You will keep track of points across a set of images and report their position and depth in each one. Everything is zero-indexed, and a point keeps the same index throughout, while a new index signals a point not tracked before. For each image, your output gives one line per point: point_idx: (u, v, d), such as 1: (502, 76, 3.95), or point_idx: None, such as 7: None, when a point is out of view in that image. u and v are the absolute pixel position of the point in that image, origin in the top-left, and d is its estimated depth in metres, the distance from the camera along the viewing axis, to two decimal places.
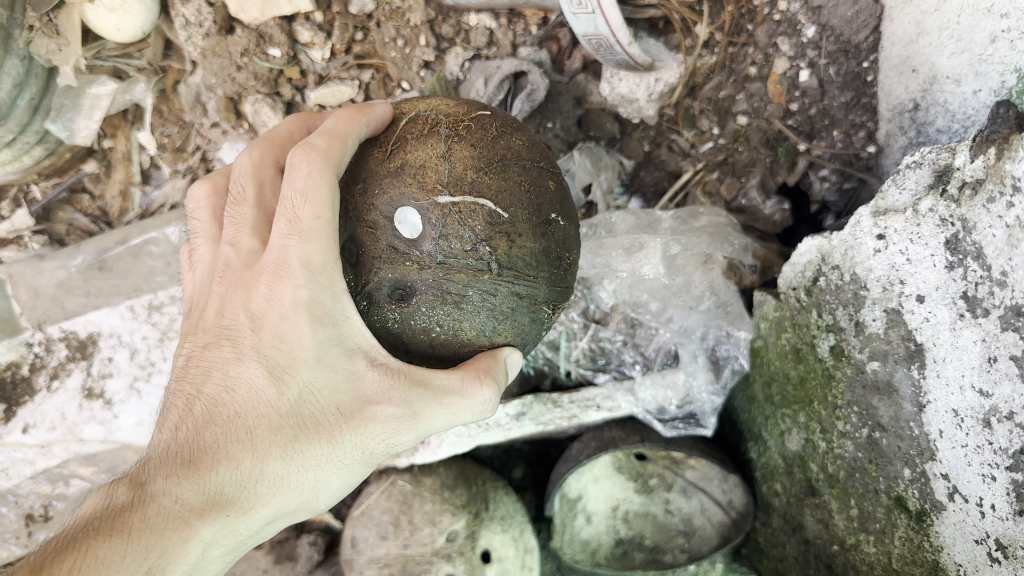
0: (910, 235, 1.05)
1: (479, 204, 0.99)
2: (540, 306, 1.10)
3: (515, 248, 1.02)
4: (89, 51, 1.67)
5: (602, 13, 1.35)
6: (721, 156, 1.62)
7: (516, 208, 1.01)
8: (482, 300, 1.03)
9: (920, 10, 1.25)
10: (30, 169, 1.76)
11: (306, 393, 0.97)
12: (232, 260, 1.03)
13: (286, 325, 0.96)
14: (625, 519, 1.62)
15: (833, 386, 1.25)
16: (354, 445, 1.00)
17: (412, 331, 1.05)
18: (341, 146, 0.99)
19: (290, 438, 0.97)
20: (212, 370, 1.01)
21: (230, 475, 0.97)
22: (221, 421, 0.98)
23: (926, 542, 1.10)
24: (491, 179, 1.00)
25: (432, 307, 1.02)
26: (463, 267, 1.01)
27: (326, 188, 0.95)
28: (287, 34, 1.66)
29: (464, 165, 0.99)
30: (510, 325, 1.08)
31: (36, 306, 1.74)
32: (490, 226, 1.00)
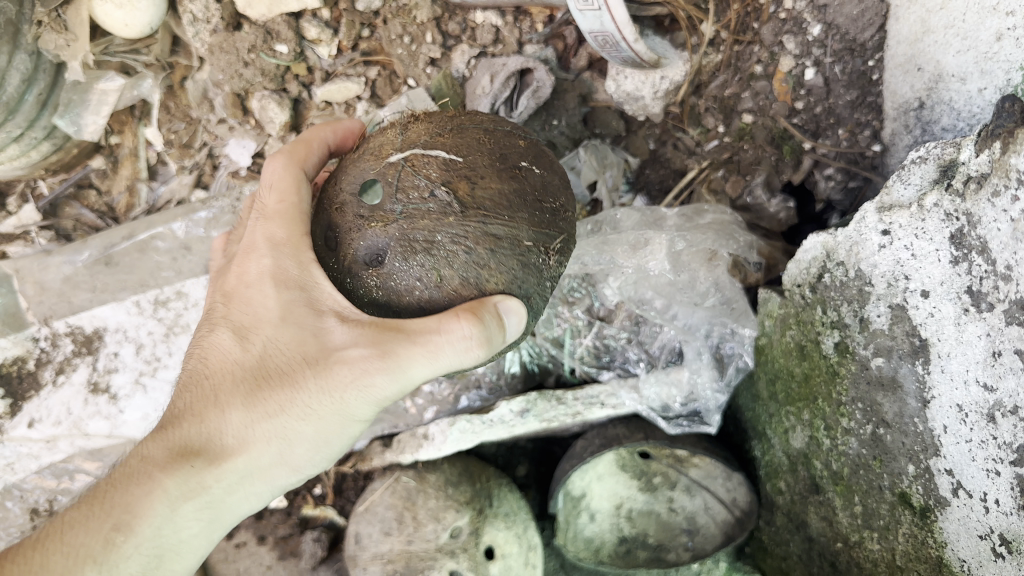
0: (915, 231, 1.05)
1: (432, 154, 1.03)
2: (528, 248, 1.06)
3: (479, 188, 1.02)
4: (97, 47, 1.67)
5: (609, 10, 1.35)
6: (726, 154, 1.62)
7: (473, 155, 1.04)
8: (455, 245, 1.02)
9: (926, 8, 1.25)
10: (38, 165, 1.76)
11: (270, 348, 1.08)
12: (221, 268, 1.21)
13: (253, 292, 1.11)
14: (628, 518, 1.61)
15: (837, 382, 1.25)
16: (320, 395, 1.06)
17: (396, 296, 1.05)
18: (305, 149, 1.22)
19: (253, 392, 1.08)
20: (196, 350, 1.16)
21: (198, 428, 1.09)
22: (197, 384, 1.11)
23: (930, 539, 1.10)
24: (444, 139, 1.06)
25: (406, 259, 1.02)
26: (426, 214, 1.01)
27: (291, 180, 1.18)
28: (294, 31, 1.66)
29: (417, 133, 1.06)
30: (495, 270, 1.04)
31: (42, 301, 1.74)
32: (446, 171, 1.02)
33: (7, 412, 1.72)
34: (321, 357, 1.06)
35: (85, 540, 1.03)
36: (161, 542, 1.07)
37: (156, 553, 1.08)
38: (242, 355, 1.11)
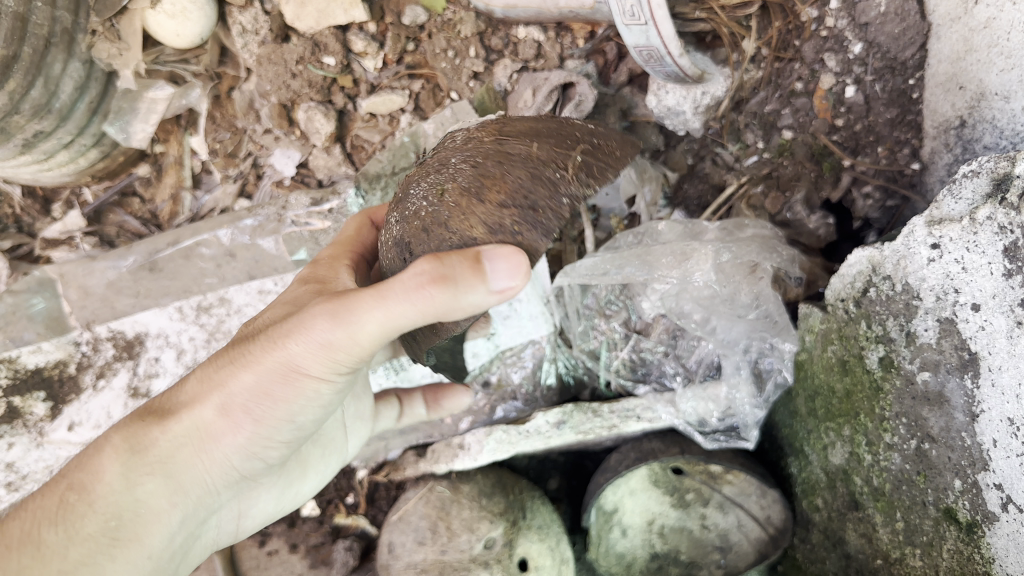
0: (966, 244, 1.05)
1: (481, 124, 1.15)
2: (543, 164, 1.01)
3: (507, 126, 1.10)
4: (148, 57, 1.74)
5: (655, 24, 1.36)
6: (766, 169, 1.63)
7: (520, 117, 1.13)
8: (465, 167, 1.02)
9: (969, 26, 1.25)
10: (85, 172, 1.84)
11: (251, 320, 1.15)
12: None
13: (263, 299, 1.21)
14: (660, 534, 1.58)
15: (880, 398, 1.25)
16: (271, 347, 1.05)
17: (407, 224, 1.03)
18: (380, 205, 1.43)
19: (221, 352, 1.11)
20: None
21: (169, 391, 1.13)
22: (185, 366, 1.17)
23: (977, 555, 1.09)
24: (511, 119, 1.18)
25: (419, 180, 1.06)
26: (452, 153, 1.07)
27: (353, 226, 1.34)
28: (341, 43, 1.71)
29: None
30: (501, 178, 0.99)
31: (86, 305, 1.81)
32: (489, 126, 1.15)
33: (48, 414, 1.76)
34: (288, 316, 1.07)
35: (40, 504, 1.04)
36: (118, 505, 1.04)
37: (115, 516, 1.04)
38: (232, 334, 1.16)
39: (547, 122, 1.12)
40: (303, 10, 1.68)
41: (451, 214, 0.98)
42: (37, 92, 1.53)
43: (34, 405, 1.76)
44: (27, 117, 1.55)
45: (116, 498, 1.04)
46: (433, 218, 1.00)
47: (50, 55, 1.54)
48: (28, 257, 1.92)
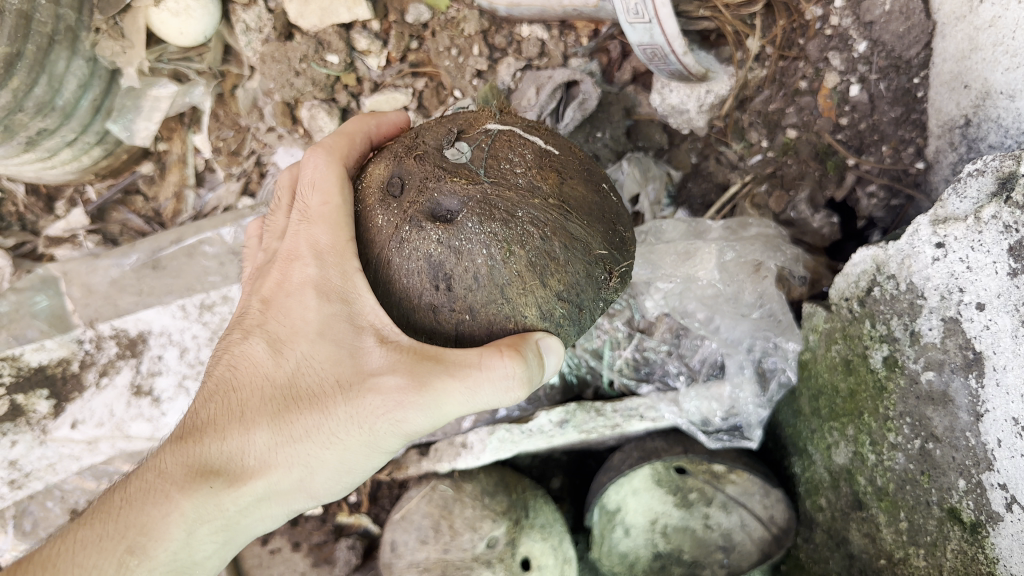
0: (971, 243, 1.05)
1: (529, 141, 1.09)
2: (595, 259, 1.08)
3: (565, 184, 1.07)
4: (151, 54, 1.73)
5: (659, 22, 1.36)
6: (770, 168, 1.62)
7: (564, 155, 1.11)
8: (533, 228, 1.02)
9: (974, 25, 1.24)
10: (88, 169, 1.85)
11: (303, 364, 1.09)
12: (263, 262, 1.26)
13: (295, 306, 1.12)
14: (664, 534, 1.59)
15: (884, 397, 1.25)
16: (348, 419, 1.07)
17: (455, 258, 1.00)
18: (348, 142, 1.22)
19: (279, 407, 1.09)
20: (227, 354, 1.18)
21: (223, 441, 1.10)
22: (228, 397, 1.13)
23: (981, 555, 1.08)
24: (539, 133, 1.13)
25: (481, 222, 1.00)
26: (512, 188, 1.03)
27: (333, 180, 1.14)
28: (345, 41, 1.71)
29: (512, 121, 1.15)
30: (564, 266, 1.04)
31: (89, 303, 1.81)
32: (539, 158, 1.07)
33: (51, 412, 1.78)
34: (354, 382, 1.06)
35: (98, 563, 1.07)
36: (176, 564, 1.11)
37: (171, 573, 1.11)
38: (275, 370, 1.11)
39: (594, 181, 1.13)
40: (306, 8, 1.67)
41: (511, 282, 1.01)
42: (40, 90, 1.53)
43: (37, 403, 1.78)
44: (30, 115, 1.55)
45: (176, 558, 1.10)
46: (491, 277, 1.00)
47: (54, 53, 1.54)
48: (31, 255, 1.93)
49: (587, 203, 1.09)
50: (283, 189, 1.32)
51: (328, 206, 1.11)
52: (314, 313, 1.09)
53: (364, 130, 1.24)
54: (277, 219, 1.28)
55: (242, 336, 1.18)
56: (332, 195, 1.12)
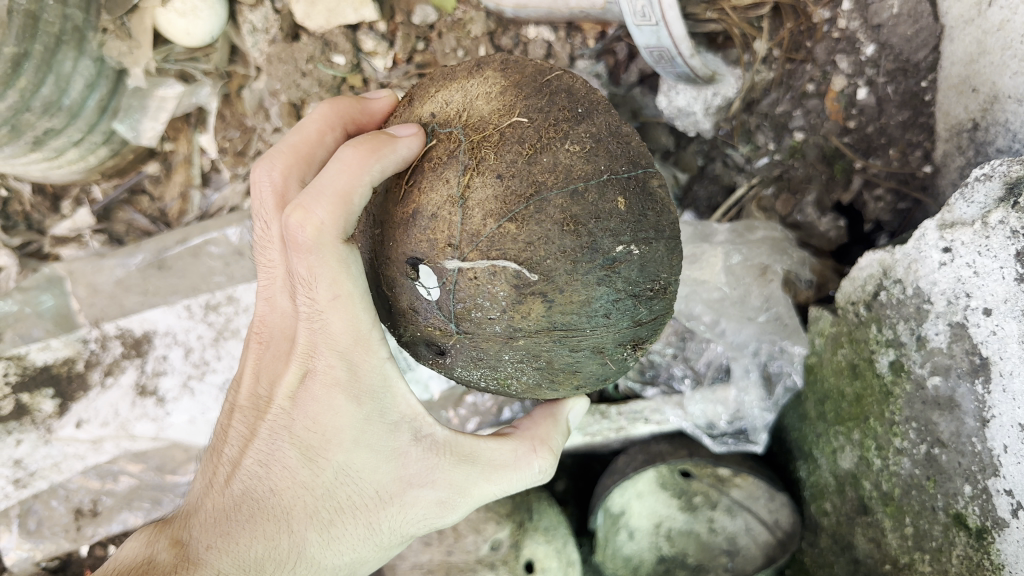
0: (978, 248, 1.04)
1: (498, 266, 0.92)
2: (610, 350, 1.03)
3: (556, 306, 0.95)
4: (158, 55, 1.74)
5: (666, 24, 1.35)
6: (777, 171, 1.63)
7: (552, 258, 0.91)
8: (522, 363, 1.04)
9: (982, 29, 1.23)
10: (95, 169, 1.86)
11: (343, 469, 1.05)
12: (269, 319, 1.11)
13: (322, 411, 1.03)
14: (668, 537, 1.61)
15: (890, 402, 1.24)
16: (393, 523, 1.10)
17: (458, 375, 1.12)
18: (343, 210, 0.96)
19: (324, 518, 1.07)
20: (251, 447, 1.11)
21: (271, 549, 1.06)
22: (262, 500, 1.08)
23: (987, 561, 1.07)
24: (517, 230, 0.90)
25: (466, 366, 1.07)
26: (492, 335, 0.99)
27: (338, 269, 0.96)
28: (351, 42, 1.71)
29: (483, 213, 0.91)
30: (569, 372, 1.06)
31: (94, 302, 1.82)
32: (517, 288, 0.93)
33: (56, 412, 1.79)
34: (395, 493, 1.07)
35: None
36: None
37: None
38: (312, 478, 1.06)
39: (596, 268, 0.93)
40: (313, 8, 1.67)
41: (520, 390, 1.11)
42: (47, 90, 1.54)
43: (42, 402, 1.78)
44: (37, 114, 1.56)
45: None
46: (498, 387, 1.12)
47: (61, 53, 1.54)
48: (38, 254, 1.95)
49: (584, 312, 0.96)
50: (265, 210, 1.10)
51: (341, 301, 0.98)
52: (349, 421, 1.03)
53: (365, 180, 0.95)
54: (270, 256, 1.10)
55: (267, 431, 1.10)
56: (344, 288, 0.97)
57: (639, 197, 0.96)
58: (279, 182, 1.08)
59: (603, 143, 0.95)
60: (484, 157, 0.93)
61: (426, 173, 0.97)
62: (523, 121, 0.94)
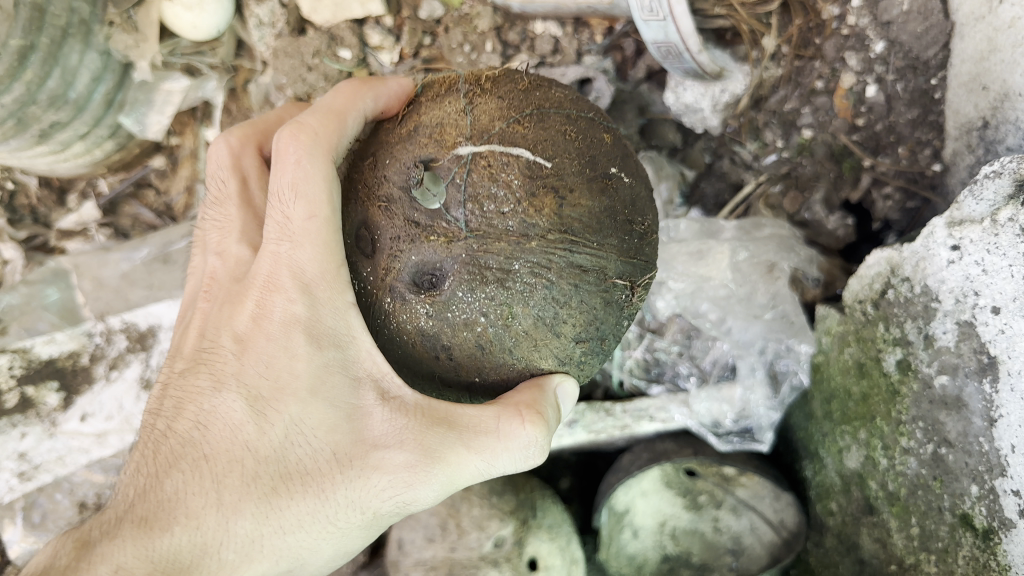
0: (987, 246, 1.03)
1: (513, 155, 0.96)
2: (612, 284, 1.03)
3: (569, 205, 0.97)
4: (165, 49, 1.72)
5: (674, 19, 1.35)
6: (784, 169, 1.62)
7: (560, 158, 0.98)
8: (532, 279, 0.97)
9: (993, 26, 1.22)
10: (101, 163, 1.86)
11: (293, 425, 0.99)
12: (218, 272, 1.16)
13: (277, 357, 1.00)
14: (672, 536, 1.60)
15: (897, 402, 1.23)
16: (349, 498, 1.00)
17: (451, 329, 0.99)
18: (338, 123, 1.05)
19: (266, 487, 1.00)
20: (191, 407, 1.07)
21: (193, 532, 0.99)
22: (195, 469, 1.02)
23: (993, 562, 1.06)
24: (524, 130, 0.98)
25: (472, 289, 0.96)
26: (504, 235, 0.95)
27: (322, 187, 0.99)
28: (357, 36, 1.72)
29: (490, 117, 0.98)
30: (576, 308, 1.00)
31: (100, 296, 1.84)
32: (531, 179, 0.96)
33: (61, 405, 1.80)
34: (355, 456, 0.99)
35: None
36: None
37: None
38: (258, 436, 1.00)
39: (597, 178, 1.00)
40: (319, 2, 1.68)
41: (518, 342, 1.00)
42: (53, 83, 1.54)
43: (47, 395, 1.79)
44: (43, 107, 1.56)
45: None
46: (494, 342, 0.99)
47: (67, 46, 1.54)
48: (44, 248, 1.96)
49: (591, 218, 0.99)
50: (217, 175, 1.24)
51: (315, 222, 0.99)
52: (306, 366, 0.99)
53: (358, 104, 1.08)
54: (224, 212, 1.21)
55: (213, 386, 1.06)
56: (320, 210, 0.99)
57: (620, 143, 1.08)
58: (235, 146, 1.24)
59: (584, 98, 1.08)
60: (486, 85, 1.01)
61: (424, 102, 1.04)
62: (514, 70, 1.06)
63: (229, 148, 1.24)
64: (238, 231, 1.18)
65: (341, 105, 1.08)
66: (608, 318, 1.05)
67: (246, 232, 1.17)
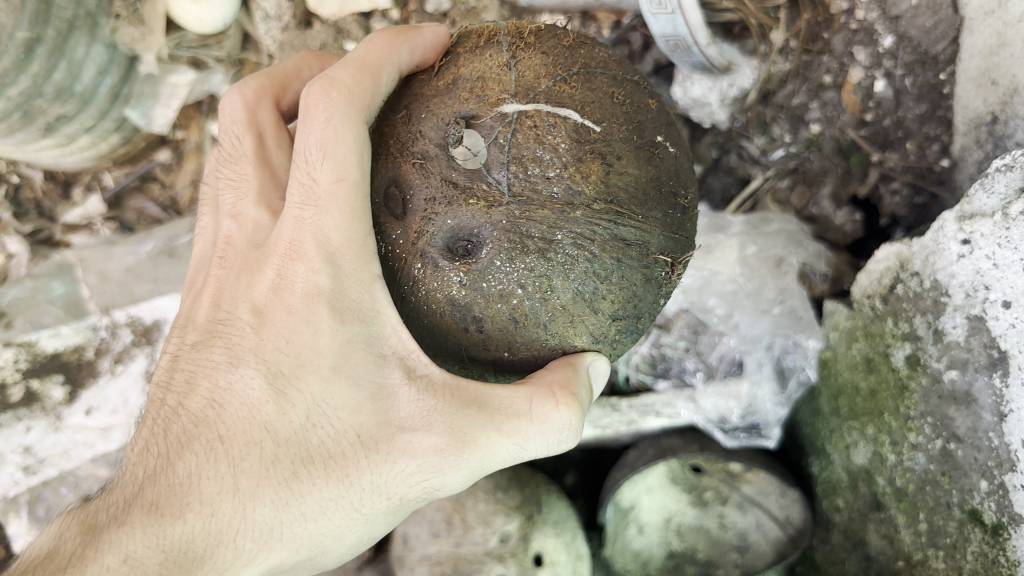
0: (998, 240, 1.03)
1: (560, 116, 0.95)
2: (654, 259, 1.02)
3: (616, 173, 0.97)
4: (171, 41, 1.72)
5: (683, 13, 1.34)
6: (792, 164, 1.62)
7: (608, 122, 0.97)
8: (574, 250, 0.96)
9: (1003, 20, 1.21)
10: (107, 156, 1.86)
11: (315, 406, 0.95)
12: (234, 236, 1.07)
13: (300, 331, 0.95)
14: (678, 532, 1.60)
15: (906, 397, 1.23)
16: (375, 482, 0.97)
17: (485, 300, 0.96)
18: (372, 79, 0.98)
19: (286, 471, 0.95)
20: (203, 381, 1.01)
21: (208, 521, 0.95)
22: (210, 450, 0.97)
23: (1002, 558, 1.06)
24: (571, 90, 0.97)
25: (511, 258, 0.94)
26: (549, 202, 0.94)
27: (353, 150, 0.94)
28: (363, 30, 1.70)
29: (536, 74, 0.97)
30: (617, 283, 0.99)
31: (105, 290, 1.83)
32: (577, 143, 0.95)
33: (66, 399, 1.80)
34: (381, 439, 0.95)
35: None
36: None
37: None
38: (278, 416, 0.96)
39: (643, 146, 1.00)
40: None
41: (554, 317, 0.98)
42: (59, 75, 1.54)
43: (52, 389, 1.79)
44: (49, 100, 1.56)
45: None
46: (529, 315, 0.97)
47: (73, 39, 1.54)
48: (49, 242, 1.96)
49: (636, 184, 0.98)
50: (232, 130, 1.13)
51: (344, 186, 0.94)
52: (330, 342, 0.94)
53: (394, 58, 1.00)
54: (238, 169, 1.11)
55: (228, 360, 1.00)
56: (348, 172, 0.94)
57: (665, 112, 1.07)
58: (250, 99, 1.13)
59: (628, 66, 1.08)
60: (529, 41, 1.01)
61: (462, 54, 1.02)
62: (558, 30, 1.05)
63: (244, 102, 1.13)
64: (254, 190, 1.08)
65: (374, 59, 1.00)
66: (648, 295, 1.04)
67: (263, 194, 1.08)
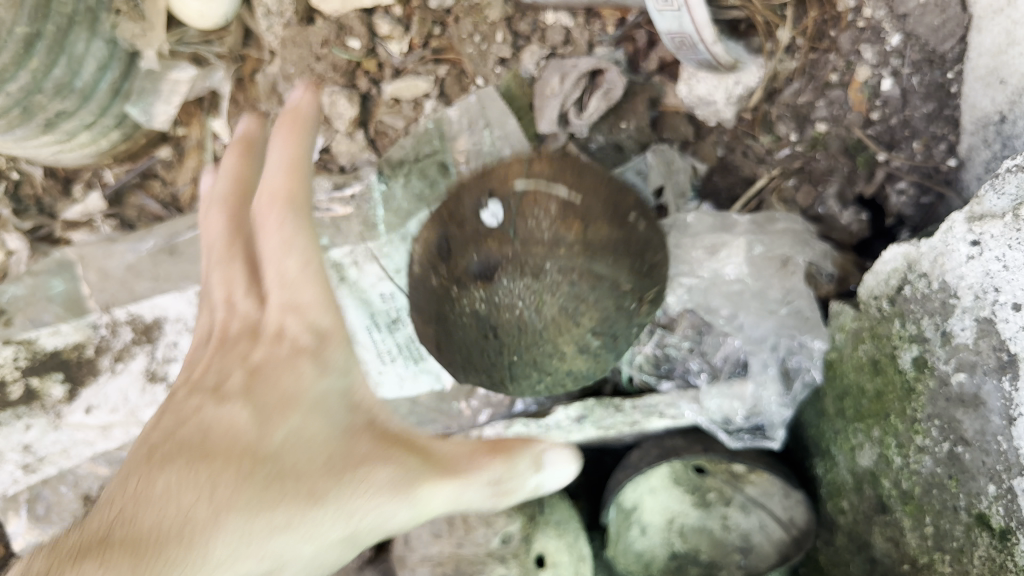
0: (1008, 241, 1.02)
1: (552, 189, 1.19)
2: (623, 292, 1.20)
3: (593, 229, 1.18)
4: (172, 36, 1.73)
5: (689, 10, 1.33)
6: (799, 163, 1.59)
7: (587, 197, 1.20)
8: (561, 276, 1.14)
9: (1012, 18, 1.20)
10: (107, 153, 1.85)
11: (293, 433, 0.96)
12: (225, 325, 1.14)
13: (285, 377, 1.01)
14: (681, 534, 1.58)
15: (913, 399, 1.21)
16: (345, 505, 0.93)
17: (495, 311, 1.13)
18: (301, 136, 1.14)
19: (263, 476, 0.91)
20: (184, 418, 1.01)
21: (175, 520, 0.87)
22: (189, 456, 0.93)
23: (1009, 563, 1.04)
24: (567, 176, 1.22)
25: (513, 277, 1.13)
26: (541, 241, 1.14)
27: (308, 241, 1.09)
28: (366, 26, 1.72)
29: (540, 165, 1.23)
30: (591, 305, 1.16)
31: (104, 288, 1.81)
32: (564, 208, 1.17)
33: (66, 397, 1.78)
34: (349, 464, 0.95)
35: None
36: None
37: None
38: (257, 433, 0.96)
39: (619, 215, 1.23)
40: None
41: (546, 328, 1.14)
42: (59, 71, 1.53)
43: (51, 387, 1.78)
44: (49, 96, 1.55)
45: None
46: (528, 326, 1.13)
47: (73, 34, 1.53)
48: (49, 239, 1.95)
49: (609, 241, 1.19)
50: (212, 248, 1.22)
51: (307, 270, 1.08)
52: (309, 384, 1.01)
53: (302, 145, 1.14)
54: (228, 266, 1.18)
55: (209, 403, 1.02)
56: (313, 260, 1.08)
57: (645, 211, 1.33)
58: (228, 216, 1.23)
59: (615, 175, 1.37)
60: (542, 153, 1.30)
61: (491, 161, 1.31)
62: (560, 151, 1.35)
63: (225, 222, 1.22)
64: (243, 280, 1.16)
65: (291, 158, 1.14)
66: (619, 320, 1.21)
67: (251, 284, 1.15)
